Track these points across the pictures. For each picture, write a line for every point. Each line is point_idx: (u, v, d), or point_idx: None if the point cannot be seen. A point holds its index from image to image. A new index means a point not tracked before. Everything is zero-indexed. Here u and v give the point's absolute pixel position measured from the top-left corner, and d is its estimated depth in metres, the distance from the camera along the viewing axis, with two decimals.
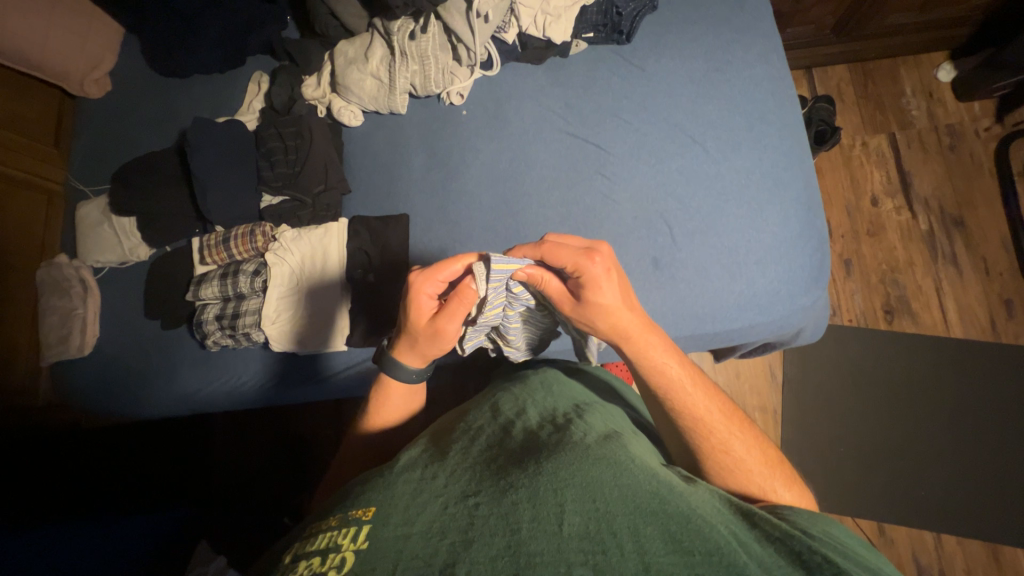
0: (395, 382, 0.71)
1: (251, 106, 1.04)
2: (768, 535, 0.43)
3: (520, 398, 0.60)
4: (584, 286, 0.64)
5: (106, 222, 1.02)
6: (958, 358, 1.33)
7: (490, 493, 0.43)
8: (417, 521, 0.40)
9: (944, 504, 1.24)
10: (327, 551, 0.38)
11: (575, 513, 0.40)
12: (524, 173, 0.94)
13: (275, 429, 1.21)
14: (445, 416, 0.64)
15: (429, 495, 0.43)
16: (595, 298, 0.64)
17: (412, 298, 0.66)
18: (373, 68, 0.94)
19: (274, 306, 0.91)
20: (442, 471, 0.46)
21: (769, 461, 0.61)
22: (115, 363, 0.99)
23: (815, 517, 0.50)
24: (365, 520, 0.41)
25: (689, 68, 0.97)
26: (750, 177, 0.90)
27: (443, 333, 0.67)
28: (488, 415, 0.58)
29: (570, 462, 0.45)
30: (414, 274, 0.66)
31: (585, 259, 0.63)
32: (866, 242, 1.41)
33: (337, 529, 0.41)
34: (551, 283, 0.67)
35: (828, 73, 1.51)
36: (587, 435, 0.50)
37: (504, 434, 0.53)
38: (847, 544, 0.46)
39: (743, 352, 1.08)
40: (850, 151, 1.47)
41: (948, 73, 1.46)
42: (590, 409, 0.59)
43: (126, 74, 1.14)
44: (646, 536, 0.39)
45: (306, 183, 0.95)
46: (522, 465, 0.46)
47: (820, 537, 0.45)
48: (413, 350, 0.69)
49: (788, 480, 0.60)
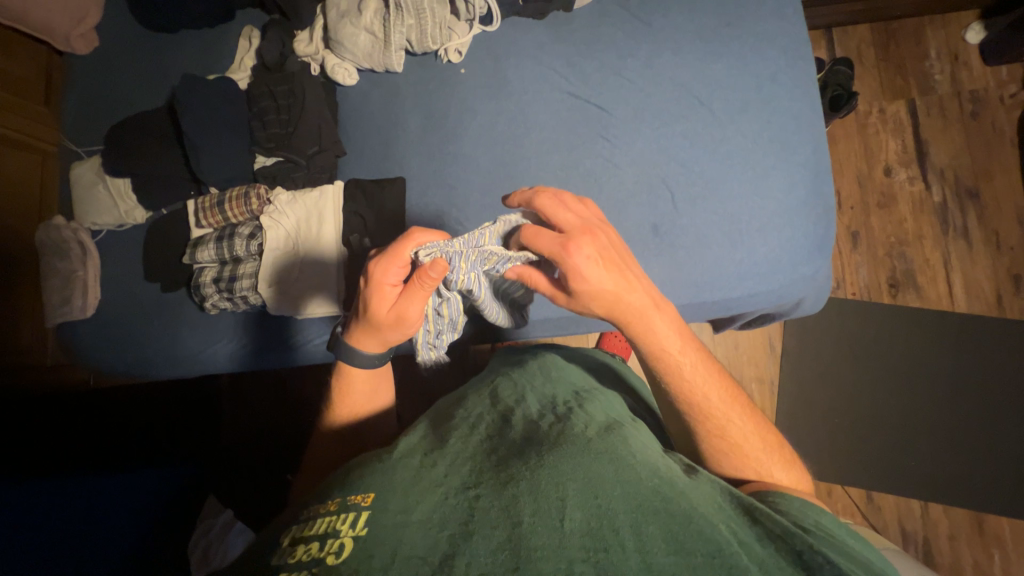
0: (354, 369, 0.71)
1: (242, 63, 1.00)
2: (769, 533, 0.44)
3: (519, 385, 0.60)
4: (566, 276, 0.60)
5: (101, 184, 1.01)
6: (960, 333, 1.32)
7: (491, 486, 0.43)
8: (417, 510, 0.41)
9: (932, 475, 1.26)
10: (325, 536, 0.39)
11: (576, 508, 0.41)
12: (522, 136, 0.91)
13: (279, 392, 1.25)
14: (453, 394, 0.66)
15: (429, 484, 0.44)
16: (580, 282, 0.60)
17: (375, 288, 0.64)
18: (367, 21, 0.89)
19: (268, 269, 0.90)
20: (442, 461, 0.47)
21: (768, 443, 0.62)
22: (116, 324, 1.00)
23: (806, 504, 0.51)
24: (365, 506, 0.41)
25: (698, 24, 0.92)
26: (756, 142, 0.87)
27: (408, 317, 0.65)
28: (487, 404, 0.57)
29: (571, 456, 0.45)
30: (370, 262, 0.65)
31: (564, 246, 0.59)
32: (876, 213, 1.38)
33: (335, 514, 0.41)
34: (435, 275, 0.62)
35: (848, 33, 1.43)
36: (588, 428, 0.50)
37: (504, 424, 0.53)
38: (840, 537, 0.46)
39: (741, 323, 1.07)
40: (866, 117, 1.41)
41: (976, 34, 1.37)
42: (590, 398, 0.59)
43: (113, 28, 1.10)
44: (649, 535, 0.40)
45: (299, 144, 0.92)
46: (524, 457, 0.46)
47: (815, 530, 0.46)
48: (371, 338, 0.68)
49: (785, 461, 0.61)
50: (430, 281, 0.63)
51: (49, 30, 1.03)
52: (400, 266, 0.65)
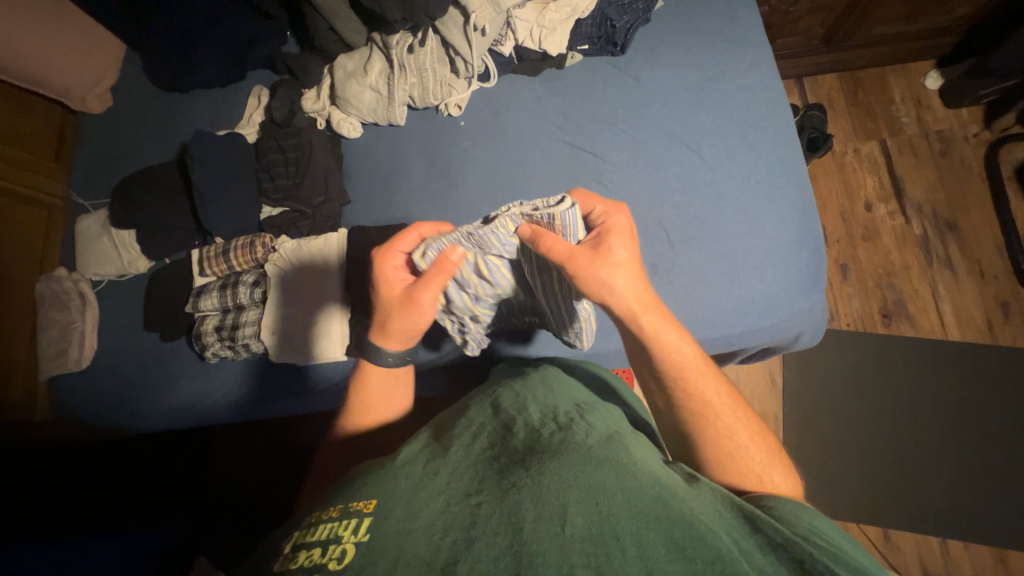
0: (375, 368, 0.73)
1: (251, 119, 1.05)
2: (769, 541, 0.43)
3: (520, 394, 0.59)
4: (608, 235, 0.67)
5: (106, 236, 1.02)
6: (957, 361, 1.33)
7: (493, 493, 0.43)
8: (419, 517, 0.42)
9: (949, 508, 1.23)
10: (328, 542, 0.40)
11: (578, 514, 0.41)
12: (521, 182, 0.95)
13: (274, 441, 1.22)
14: (458, 403, 0.65)
15: (432, 491, 0.44)
16: (610, 245, 0.66)
17: (382, 275, 0.69)
18: (372, 81, 0.95)
19: (273, 314, 0.91)
20: (444, 468, 0.47)
21: (769, 448, 0.62)
22: (111, 376, 0.98)
23: (803, 509, 0.51)
24: (366, 512, 0.42)
25: (682, 77, 0.99)
26: (744, 184, 0.92)
27: (419, 303, 0.67)
28: (489, 412, 0.56)
29: (572, 463, 0.45)
30: (376, 251, 0.70)
31: (610, 213, 0.69)
32: (861, 246, 1.42)
33: (339, 520, 0.42)
34: (454, 260, 0.67)
35: (818, 82, 1.54)
36: (589, 436, 0.50)
37: (506, 431, 0.52)
38: (840, 547, 0.45)
39: (742, 358, 1.07)
40: (842, 157, 1.49)
41: (935, 81, 1.49)
42: (592, 408, 0.58)
43: (127, 89, 1.16)
44: (650, 542, 0.39)
45: (306, 194, 0.95)
46: (526, 464, 0.46)
47: (810, 538, 0.45)
48: (386, 331, 0.70)
49: (785, 467, 0.61)
50: (448, 265, 0.67)
51: (66, 91, 1.08)
52: (404, 250, 0.71)
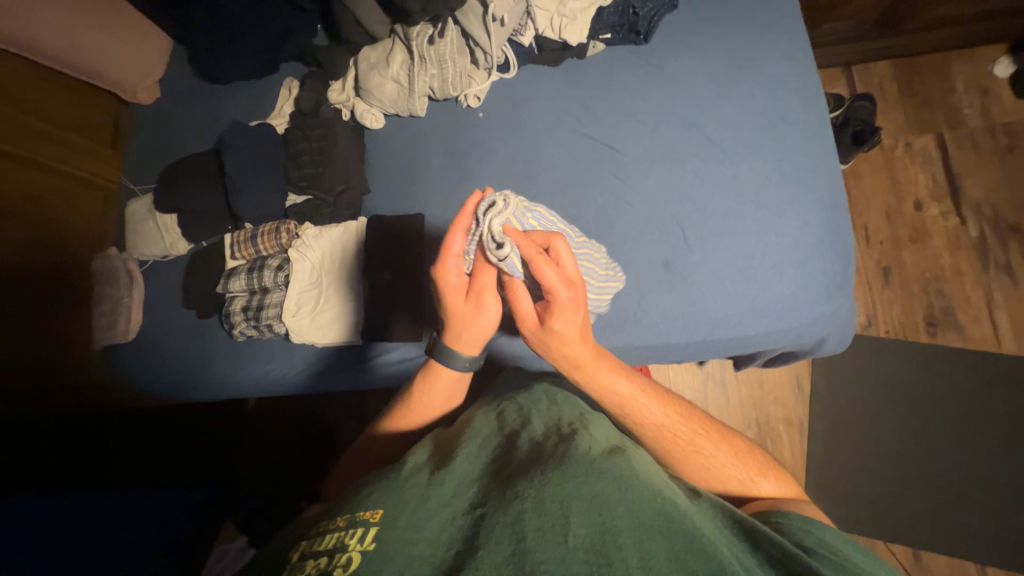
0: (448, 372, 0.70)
1: (281, 110, 1.09)
2: (769, 557, 0.44)
3: (524, 408, 0.62)
4: (548, 311, 0.59)
5: (151, 219, 1.11)
6: (1012, 376, 1.22)
7: (497, 503, 0.45)
8: (425, 527, 0.44)
9: (990, 533, 1.15)
10: (334, 550, 0.42)
11: (581, 525, 0.42)
12: (537, 173, 0.95)
13: (300, 416, 1.29)
14: (461, 418, 0.67)
15: (437, 503, 0.47)
16: (551, 324, 0.60)
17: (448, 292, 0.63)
18: (394, 72, 0.97)
19: (296, 297, 0.96)
20: (448, 480, 0.50)
21: (739, 454, 0.66)
22: (154, 349, 1.07)
23: (811, 524, 0.52)
24: (372, 521, 0.44)
25: (709, 67, 0.94)
26: (769, 180, 0.87)
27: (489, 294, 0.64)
28: (493, 427, 0.60)
29: (573, 475, 0.46)
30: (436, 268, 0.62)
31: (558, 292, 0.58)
32: (908, 248, 1.32)
33: (345, 529, 0.44)
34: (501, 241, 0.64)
35: (869, 69, 1.43)
36: (592, 448, 0.51)
37: (508, 448, 0.54)
38: (841, 558, 0.47)
39: (764, 361, 1.03)
40: (892, 151, 1.38)
41: (1005, 68, 1.35)
42: (595, 419, 0.59)
43: (172, 81, 1.23)
44: (651, 553, 0.40)
45: (328, 183, 0.99)
46: (529, 475, 0.47)
47: (817, 553, 0.48)
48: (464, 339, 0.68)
49: (764, 469, 0.66)
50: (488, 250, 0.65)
51: (120, 83, 1.16)
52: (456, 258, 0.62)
